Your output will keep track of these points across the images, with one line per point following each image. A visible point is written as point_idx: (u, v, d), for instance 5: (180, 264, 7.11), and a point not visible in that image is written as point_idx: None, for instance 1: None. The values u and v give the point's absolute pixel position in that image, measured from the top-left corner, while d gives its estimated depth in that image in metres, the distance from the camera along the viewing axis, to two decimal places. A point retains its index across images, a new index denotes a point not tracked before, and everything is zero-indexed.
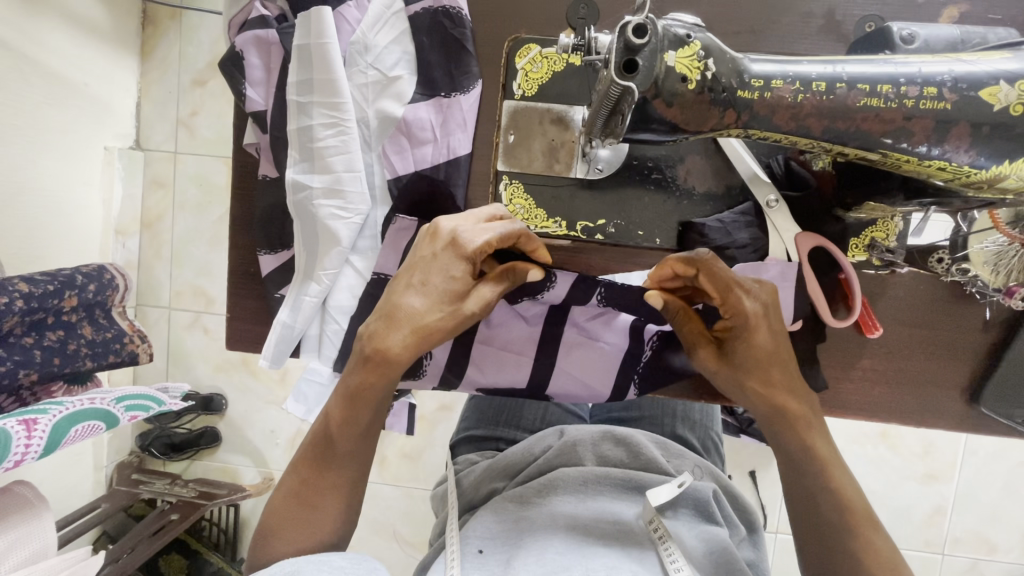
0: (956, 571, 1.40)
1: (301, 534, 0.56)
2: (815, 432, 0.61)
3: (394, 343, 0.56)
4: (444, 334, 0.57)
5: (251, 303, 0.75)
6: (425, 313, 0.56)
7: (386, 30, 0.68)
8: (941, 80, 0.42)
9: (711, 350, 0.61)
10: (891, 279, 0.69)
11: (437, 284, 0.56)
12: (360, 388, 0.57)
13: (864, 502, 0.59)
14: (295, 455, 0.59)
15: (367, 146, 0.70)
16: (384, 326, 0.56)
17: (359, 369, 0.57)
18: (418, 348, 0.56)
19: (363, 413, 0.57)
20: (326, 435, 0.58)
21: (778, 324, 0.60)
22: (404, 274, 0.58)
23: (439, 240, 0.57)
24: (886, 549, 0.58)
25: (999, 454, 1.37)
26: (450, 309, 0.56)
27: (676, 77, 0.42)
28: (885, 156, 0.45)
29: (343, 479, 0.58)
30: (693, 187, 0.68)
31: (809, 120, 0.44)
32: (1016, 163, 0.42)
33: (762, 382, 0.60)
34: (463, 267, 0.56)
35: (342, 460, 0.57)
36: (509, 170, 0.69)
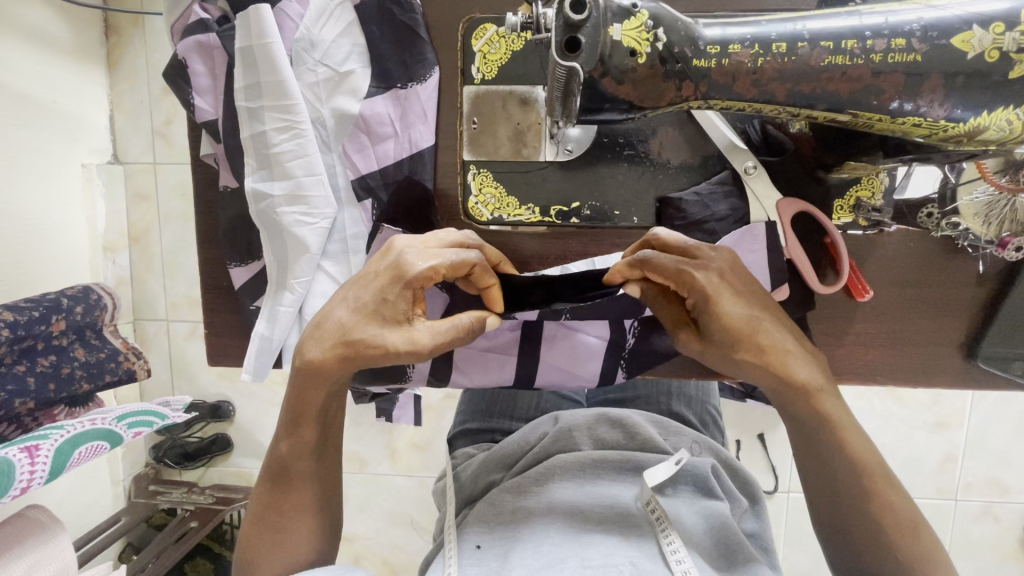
0: (970, 515, 1.40)
1: (278, 555, 0.60)
2: (829, 400, 0.58)
3: (315, 354, 0.55)
4: (366, 359, 0.54)
5: (228, 317, 0.74)
6: (351, 328, 0.54)
7: (332, 23, 0.65)
8: (909, 30, 0.39)
9: (692, 330, 0.59)
10: (880, 240, 0.67)
11: (368, 303, 0.54)
12: (300, 408, 0.57)
13: (882, 462, 0.58)
14: (256, 480, 0.61)
15: (327, 147, 0.67)
16: (312, 337, 0.56)
17: (295, 385, 0.57)
18: (337, 365, 0.55)
19: (308, 431, 0.58)
20: (280, 459, 0.59)
21: (745, 291, 0.57)
22: (347, 287, 0.57)
23: (385, 259, 0.55)
24: (901, 508, 0.57)
25: (1009, 398, 1.36)
26: (375, 330, 0.54)
27: (624, 51, 0.40)
28: (855, 117, 0.42)
29: (306, 496, 0.60)
30: (668, 160, 0.65)
31: (771, 84, 0.41)
32: (994, 113, 0.40)
33: (756, 354, 0.56)
34: (399, 291, 0.54)
35: (300, 479, 0.60)
36: (477, 160, 0.66)
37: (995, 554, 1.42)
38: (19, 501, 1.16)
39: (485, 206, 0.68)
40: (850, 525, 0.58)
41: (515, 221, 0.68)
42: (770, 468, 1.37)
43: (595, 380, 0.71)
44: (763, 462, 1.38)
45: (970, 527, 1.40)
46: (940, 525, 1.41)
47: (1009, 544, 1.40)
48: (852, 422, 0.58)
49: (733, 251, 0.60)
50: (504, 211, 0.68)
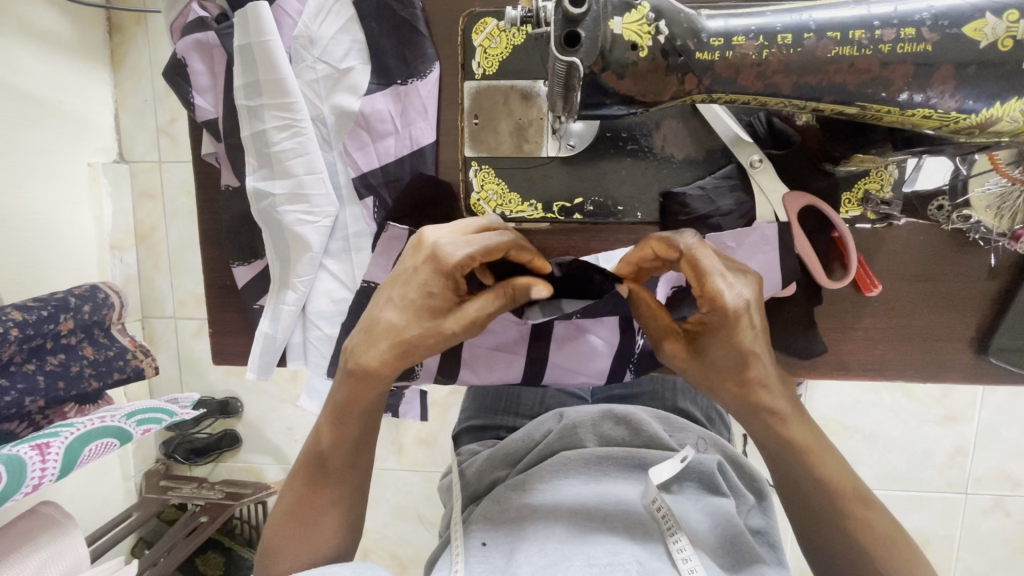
0: (980, 509, 1.39)
1: (308, 549, 0.60)
2: (794, 425, 0.57)
3: (372, 358, 0.55)
4: (423, 351, 0.55)
5: (232, 316, 0.74)
6: (403, 328, 0.54)
7: (331, 19, 0.65)
8: (919, 19, 0.38)
9: (680, 344, 0.58)
10: (888, 233, 0.66)
11: (415, 299, 0.54)
12: (348, 406, 0.57)
13: (855, 480, 0.58)
14: (291, 470, 0.61)
15: (327, 145, 0.67)
16: (364, 341, 0.55)
17: (343, 388, 0.57)
18: (397, 365, 0.55)
19: (351, 431, 0.58)
20: (319, 453, 0.59)
21: (761, 325, 0.55)
22: (387, 285, 0.56)
23: (420, 253, 0.54)
24: (878, 525, 0.57)
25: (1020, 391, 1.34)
26: (429, 324, 0.54)
27: (624, 45, 0.39)
28: (864, 109, 0.41)
29: (342, 494, 0.60)
30: (672, 154, 0.65)
31: (776, 77, 0.40)
32: (1008, 104, 0.38)
33: (738, 383, 0.56)
34: (444, 283, 0.54)
35: (335, 477, 0.60)
36: (478, 156, 0.65)
37: (1005, 548, 1.40)
38: (31, 497, 1.17)
39: (487, 202, 0.67)
40: (827, 545, 0.58)
41: (518, 217, 0.67)
42: None
43: (600, 378, 0.71)
44: None
45: (980, 520, 1.39)
46: (949, 519, 1.40)
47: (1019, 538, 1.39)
48: (821, 442, 0.58)
49: (759, 276, 0.57)
50: (507, 207, 0.67)
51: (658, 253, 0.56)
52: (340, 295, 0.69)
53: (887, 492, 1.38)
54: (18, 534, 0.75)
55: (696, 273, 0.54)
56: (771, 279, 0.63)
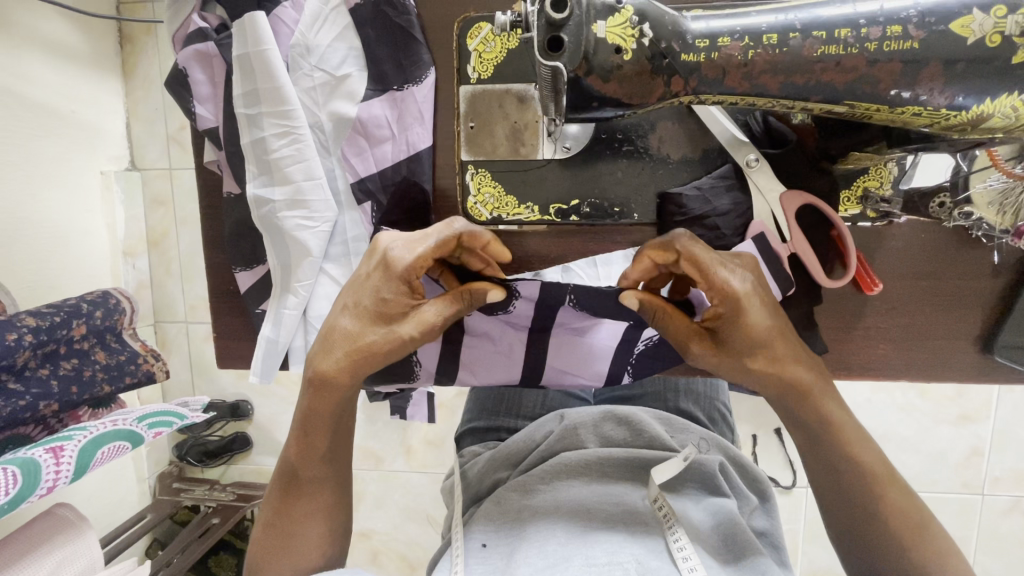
0: (997, 511, 1.36)
1: (287, 560, 0.61)
2: (826, 400, 0.58)
3: (330, 367, 0.56)
4: (380, 356, 0.56)
5: (236, 321, 0.75)
6: (358, 334, 0.55)
7: (327, 27, 0.65)
8: (906, 16, 0.37)
9: (706, 342, 0.57)
10: (888, 231, 0.65)
11: (368, 304, 0.55)
12: (310, 416, 0.58)
13: (884, 462, 0.59)
14: (268, 484, 0.63)
15: (326, 151, 0.68)
16: (321, 350, 0.56)
17: (306, 397, 0.58)
18: (354, 371, 0.56)
19: (318, 439, 0.59)
20: (291, 467, 0.61)
21: (769, 301, 0.56)
22: (343, 295, 0.58)
23: (372, 259, 0.56)
24: (906, 506, 0.58)
25: None
26: (384, 329, 0.55)
27: (608, 49, 0.39)
28: (852, 107, 0.41)
29: (316, 503, 0.61)
30: (668, 154, 0.65)
31: (763, 77, 0.40)
32: (999, 100, 0.38)
33: (769, 361, 0.56)
34: (397, 286, 0.55)
35: (311, 484, 0.61)
36: (475, 160, 0.66)
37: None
38: (46, 500, 1.19)
39: (485, 206, 0.67)
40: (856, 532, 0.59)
41: (515, 220, 0.68)
42: (788, 464, 1.35)
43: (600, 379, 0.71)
44: (782, 457, 1.35)
45: (998, 522, 1.37)
46: (966, 520, 1.37)
47: None
48: (852, 424, 0.59)
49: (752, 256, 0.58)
50: (503, 210, 0.67)
51: (655, 260, 0.58)
52: None
53: None
54: (35, 534, 0.77)
55: (699, 262, 0.54)
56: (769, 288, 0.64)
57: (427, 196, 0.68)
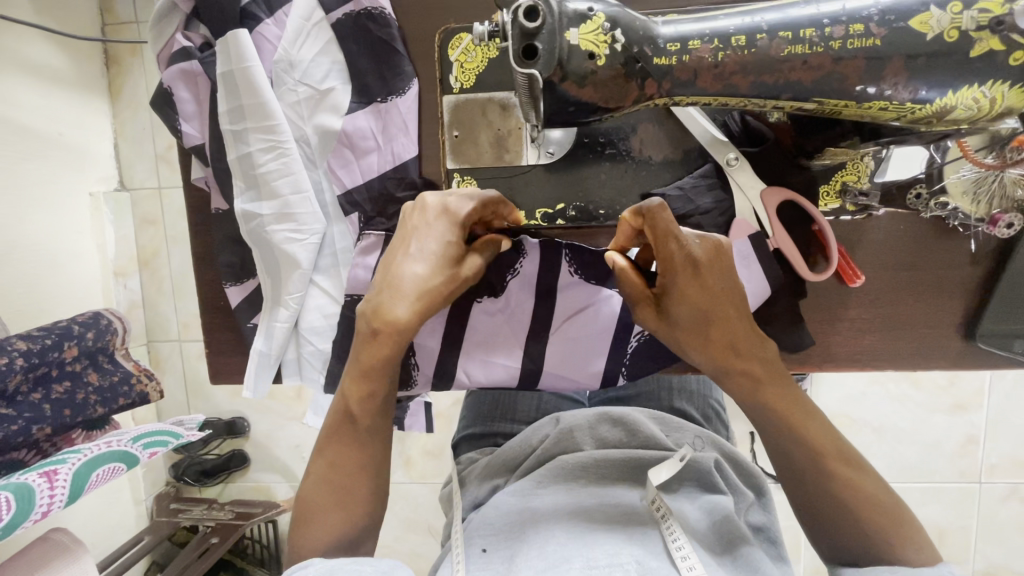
0: (994, 498, 1.37)
1: (339, 512, 0.60)
2: (770, 384, 0.59)
3: (401, 313, 0.57)
4: (446, 300, 0.59)
5: (227, 336, 0.75)
6: (427, 279, 0.57)
7: (309, 43, 0.66)
8: (867, 15, 0.39)
9: (652, 309, 0.59)
10: (869, 224, 0.66)
11: (433, 251, 0.57)
12: (371, 361, 0.58)
13: (836, 439, 0.60)
14: (319, 437, 0.62)
15: (312, 164, 0.69)
16: (386, 298, 0.57)
17: (365, 343, 0.58)
18: (422, 317, 0.58)
19: (378, 383, 0.59)
20: (347, 414, 0.60)
21: (718, 281, 0.57)
22: (396, 248, 0.59)
23: (430, 210, 0.58)
24: (869, 487, 0.58)
25: None
26: (450, 273, 0.58)
27: (582, 55, 0.40)
28: (821, 104, 0.42)
29: (369, 452, 0.61)
30: (650, 156, 0.66)
31: (734, 77, 0.41)
32: (960, 92, 0.39)
33: (703, 339, 0.58)
34: (458, 233, 0.58)
35: (365, 433, 0.60)
36: (461, 167, 0.67)
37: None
38: (41, 526, 1.18)
39: None
40: (832, 526, 0.59)
41: None
42: None
43: (592, 381, 0.71)
44: None
45: (996, 509, 1.38)
46: (964, 509, 1.38)
47: None
48: (804, 401, 0.60)
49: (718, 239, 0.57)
50: None
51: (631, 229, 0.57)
52: (331, 309, 0.72)
53: (899, 484, 1.37)
54: (31, 560, 0.77)
55: (659, 230, 0.54)
56: (758, 282, 0.65)
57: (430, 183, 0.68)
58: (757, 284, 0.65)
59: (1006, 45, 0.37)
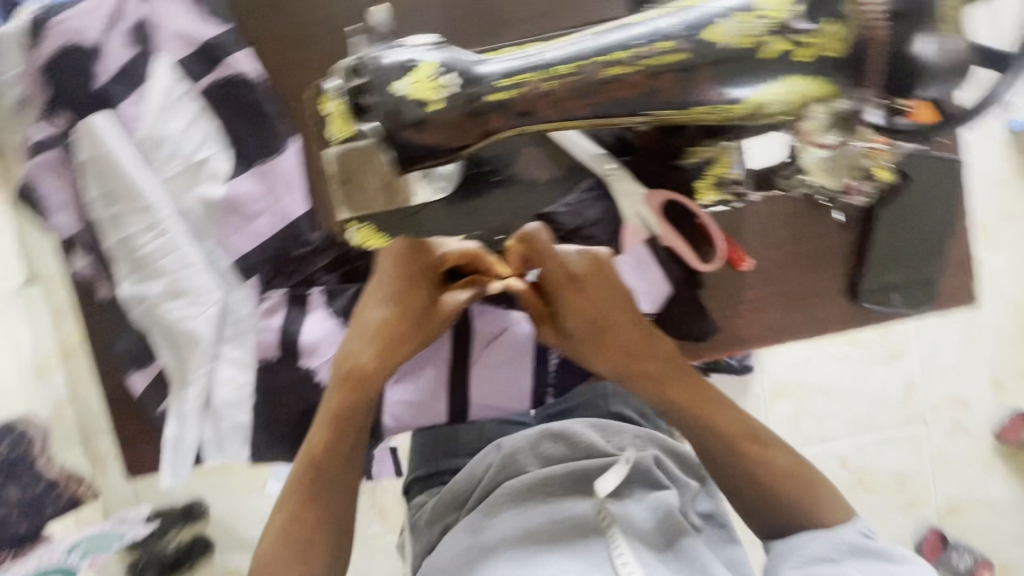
0: (941, 435, 1.45)
1: (298, 564, 0.61)
2: (690, 382, 0.65)
3: (365, 359, 0.62)
4: (410, 345, 0.64)
5: (134, 430, 0.70)
6: (388, 326, 0.62)
7: (178, 115, 0.66)
8: (670, 32, 0.42)
9: (549, 325, 0.63)
10: (746, 210, 0.71)
11: (397, 300, 0.62)
12: (343, 410, 0.63)
13: (747, 423, 0.65)
14: (282, 490, 0.64)
15: (200, 235, 0.68)
16: (354, 344, 0.63)
17: (337, 392, 0.63)
18: (386, 363, 0.63)
19: (347, 433, 0.63)
20: (313, 464, 0.63)
21: (607, 286, 0.61)
22: (369, 294, 0.64)
23: (393, 257, 0.62)
24: (783, 461, 0.64)
25: (946, 317, 1.44)
26: (415, 322, 0.63)
27: (415, 102, 0.41)
28: (652, 115, 0.45)
29: (333, 504, 0.63)
30: (536, 177, 0.69)
31: (568, 103, 0.44)
32: (766, 89, 0.42)
33: (598, 346, 0.62)
34: (425, 281, 0.63)
35: (329, 483, 0.63)
36: (357, 215, 0.62)
37: (976, 466, 1.46)
38: None
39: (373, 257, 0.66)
40: (759, 504, 0.63)
41: None
42: None
43: (521, 402, 0.72)
44: None
45: (945, 446, 1.45)
46: (918, 451, 1.45)
47: (984, 453, 1.46)
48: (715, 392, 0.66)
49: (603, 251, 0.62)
50: None
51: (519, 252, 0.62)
52: (243, 380, 0.69)
53: (855, 439, 1.43)
54: None
55: (536, 245, 0.60)
56: (657, 279, 0.70)
57: (331, 236, 0.67)
58: (657, 285, 0.70)
59: (790, 45, 0.41)
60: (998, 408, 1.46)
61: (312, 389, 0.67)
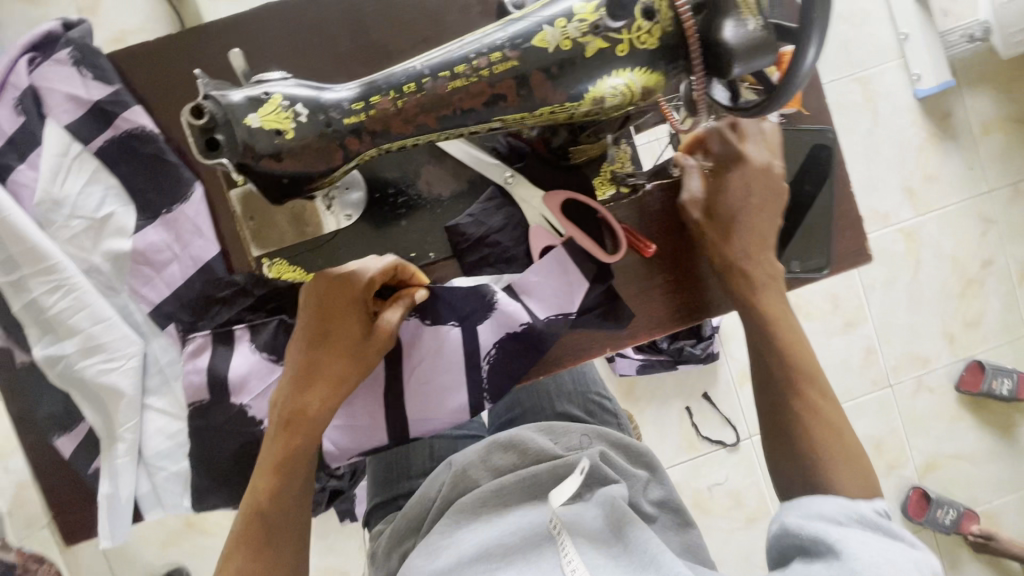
0: (907, 396, 1.47)
1: None
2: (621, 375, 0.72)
3: (308, 399, 0.63)
4: (351, 376, 0.64)
5: (69, 494, 0.70)
6: (324, 361, 0.63)
7: (74, 176, 0.67)
8: (500, 44, 0.45)
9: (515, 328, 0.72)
10: (646, 198, 0.74)
11: (331, 332, 0.63)
12: (286, 454, 0.63)
13: None
14: (228, 542, 0.62)
15: (112, 290, 0.68)
16: (293, 385, 0.63)
17: (281, 436, 0.63)
18: (328, 397, 0.64)
19: (294, 478, 0.63)
20: (259, 512, 0.62)
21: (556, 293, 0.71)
22: (300, 333, 0.64)
23: (325, 291, 0.64)
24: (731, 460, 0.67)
25: (893, 279, 1.46)
26: (351, 352, 0.64)
27: (269, 134, 0.44)
28: (503, 121, 0.48)
29: (284, 551, 0.62)
30: (440, 193, 0.72)
31: (420, 118, 0.46)
32: (598, 86, 0.46)
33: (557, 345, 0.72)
34: (356, 308, 0.64)
35: (278, 530, 0.62)
36: (266, 252, 0.68)
37: (944, 422, 1.48)
38: None
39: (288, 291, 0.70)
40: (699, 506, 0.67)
41: None
42: (726, 422, 1.39)
43: (457, 414, 0.73)
44: (717, 416, 1.39)
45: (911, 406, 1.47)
46: (887, 414, 1.46)
47: (949, 407, 1.48)
48: None
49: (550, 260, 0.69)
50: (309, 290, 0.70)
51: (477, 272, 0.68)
52: (173, 429, 0.69)
53: None
54: None
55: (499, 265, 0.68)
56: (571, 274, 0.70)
57: (255, 275, 0.68)
58: (572, 284, 0.71)
59: (609, 43, 0.45)
60: (955, 361, 1.48)
61: (245, 430, 0.67)
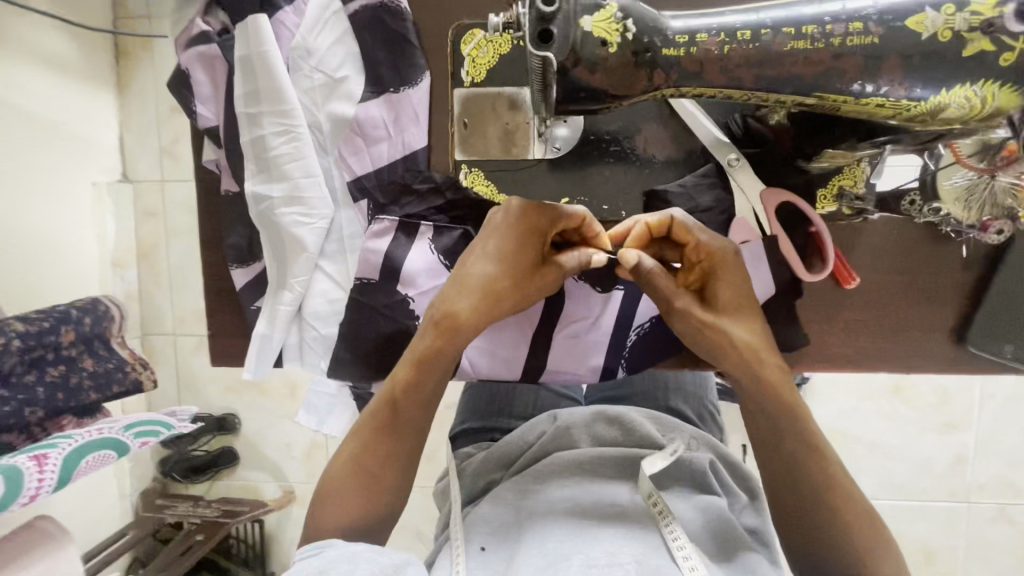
0: (983, 520, 1.35)
1: (358, 496, 0.58)
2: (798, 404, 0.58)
3: (465, 307, 0.60)
4: (513, 299, 0.62)
5: (229, 320, 0.75)
6: (493, 278, 0.61)
7: (326, 31, 0.68)
8: (866, 14, 0.41)
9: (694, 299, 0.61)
10: (864, 227, 0.69)
11: (506, 253, 0.61)
12: (429, 354, 0.60)
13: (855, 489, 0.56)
14: (356, 424, 0.61)
15: (324, 151, 0.72)
16: (455, 291, 0.61)
17: (429, 335, 0.61)
18: (485, 313, 0.61)
19: (430, 379, 0.60)
20: (392, 401, 0.60)
21: (741, 277, 0.62)
22: (476, 247, 0.63)
23: (511, 213, 0.62)
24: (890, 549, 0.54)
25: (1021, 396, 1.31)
26: (521, 277, 0.61)
27: (594, 42, 0.42)
28: (821, 99, 0.44)
29: (402, 447, 0.60)
30: (654, 155, 0.68)
31: (739, 71, 0.43)
32: (953, 91, 0.41)
33: (725, 338, 0.59)
34: (536, 238, 0.62)
35: (404, 426, 0.60)
36: (469, 160, 0.66)
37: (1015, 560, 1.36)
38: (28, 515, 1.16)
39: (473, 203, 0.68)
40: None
41: None
42: None
43: (593, 375, 0.72)
44: None
45: (984, 530, 1.35)
46: (954, 526, 1.36)
47: None
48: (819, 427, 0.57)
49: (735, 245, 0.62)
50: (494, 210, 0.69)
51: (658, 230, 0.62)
52: (335, 296, 0.73)
53: (890, 501, 1.35)
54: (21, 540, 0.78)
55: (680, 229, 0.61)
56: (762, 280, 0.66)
57: (452, 179, 0.69)
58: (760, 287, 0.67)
59: (996, 47, 0.39)
60: None
61: (403, 318, 0.69)
